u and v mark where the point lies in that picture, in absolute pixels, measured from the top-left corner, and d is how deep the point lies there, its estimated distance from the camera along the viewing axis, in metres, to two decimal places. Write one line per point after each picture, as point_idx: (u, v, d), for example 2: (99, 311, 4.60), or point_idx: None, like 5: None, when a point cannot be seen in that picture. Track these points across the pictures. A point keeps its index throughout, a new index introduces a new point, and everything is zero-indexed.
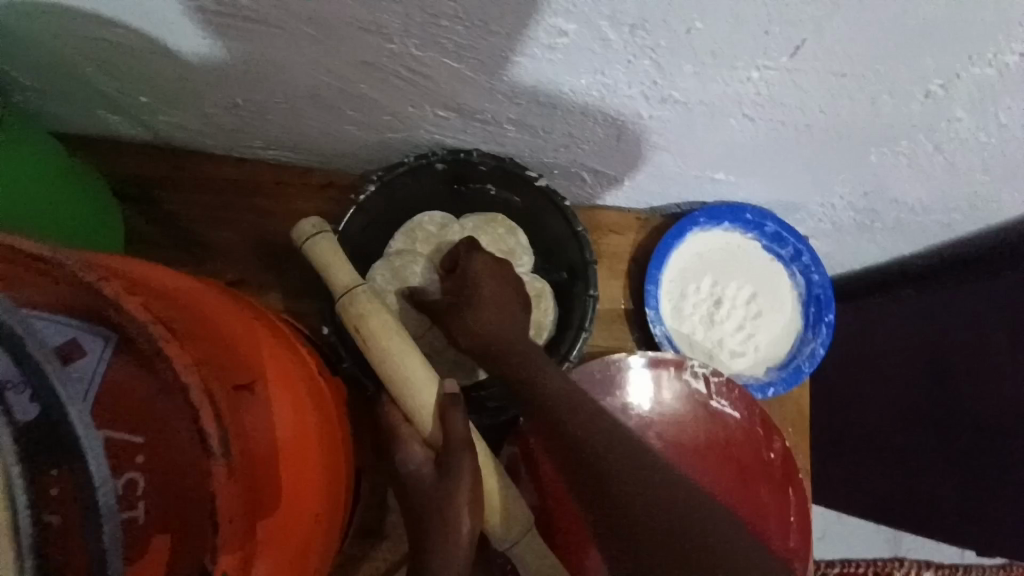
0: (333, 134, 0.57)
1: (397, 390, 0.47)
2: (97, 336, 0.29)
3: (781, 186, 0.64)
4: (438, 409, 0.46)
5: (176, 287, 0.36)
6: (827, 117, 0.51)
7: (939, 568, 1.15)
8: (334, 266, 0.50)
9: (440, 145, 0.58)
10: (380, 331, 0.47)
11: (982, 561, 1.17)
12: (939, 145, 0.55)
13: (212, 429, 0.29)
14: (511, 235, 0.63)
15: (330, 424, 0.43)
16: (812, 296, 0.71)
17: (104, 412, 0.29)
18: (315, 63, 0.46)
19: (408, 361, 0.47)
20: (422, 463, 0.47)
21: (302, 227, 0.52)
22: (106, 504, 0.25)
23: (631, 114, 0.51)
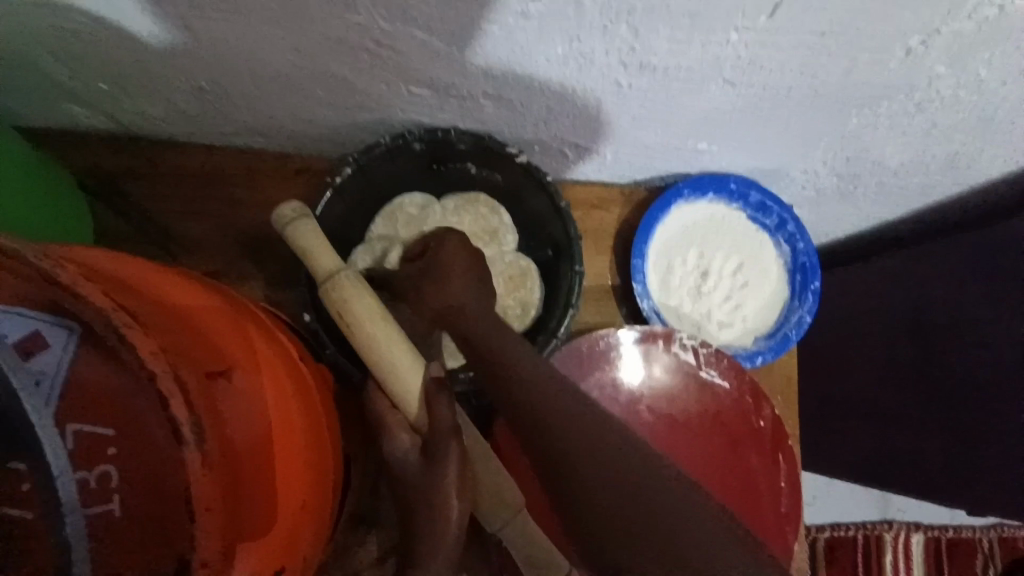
0: (312, 110, 0.58)
1: (383, 375, 0.47)
2: (59, 329, 0.29)
3: (762, 155, 0.64)
4: (423, 394, 0.46)
5: (142, 276, 0.36)
6: (808, 81, 0.49)
7: (929, 530, 1.17)
8: (316, 253, 0.49)
9: (416, 124, 0.59)
10: (365, 315, 0.47)
11: (974, 522, 1.19)
12: (920, 105, 0.53)
13: (185, 417, 0.29)
14: (495, 214, 0.65)
15: (314, 410, 0.43)
16: (797, 265, 0.70)
17: (71, 406, 0.28)
18: (286, 36, 0.47)
19: (394, 346, 0.46)
20: (409, 449, 0.47)
21: (283, 212, 0.51)
22: (67, 497, 0.26)
23: (610, 84, 0.50)
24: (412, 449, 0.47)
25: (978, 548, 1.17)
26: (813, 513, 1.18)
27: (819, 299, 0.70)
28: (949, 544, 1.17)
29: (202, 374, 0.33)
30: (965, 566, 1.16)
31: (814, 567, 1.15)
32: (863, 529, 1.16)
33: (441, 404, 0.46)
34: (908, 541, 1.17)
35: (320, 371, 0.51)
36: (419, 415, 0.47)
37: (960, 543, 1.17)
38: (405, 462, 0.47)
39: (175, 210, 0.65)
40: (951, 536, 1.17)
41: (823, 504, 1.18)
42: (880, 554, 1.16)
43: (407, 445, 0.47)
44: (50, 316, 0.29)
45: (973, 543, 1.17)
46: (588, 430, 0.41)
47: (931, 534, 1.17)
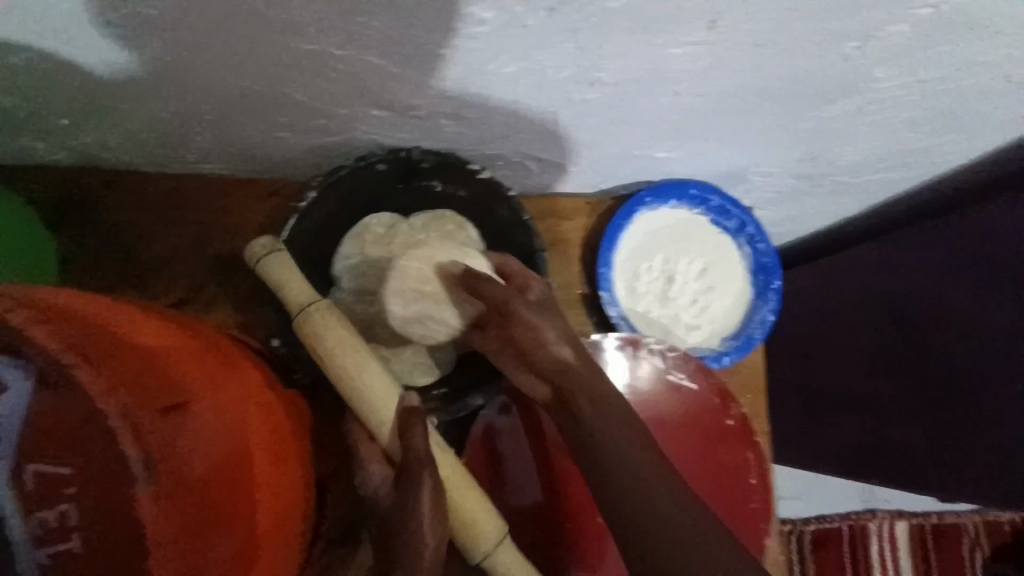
0: (274, 136, 0.59)
1: (357, 406, 0.48)
2: (18, 370, 0.28)
3: (719, 161, 0.66)
4: (397, 425, 0.47)
5: (107, 309, 0.36)
6: (754, 89, 0.51)
7: (912, 517, 1.20)
8: (289, 286, 0.49)
9: (379, 144, 0.60)
10: (337, 348, 0.48)
11: (958, 507, 1.21)
12: (864, 108, 0.55)
13: (135, 454, 0.30)
14: (462, 230, 0.64)
15: (278, 444, 0.43)
16: (758, 265, 0.73)
17: (31, 447, 0.27)
18: (241, 63, 0.48)
19: (367, 376, 0.48)
20: (380, 481, 0.49)
21: (254, 248, 0.52)
22: (20, 536, 0.27)
23: (564, 99, 0.51)
24: (383, 482, 0.49)
25: (964, 533, 1.20)
26: (802, 507, 1.19)
27: (782, 297, 0.73)
28: (933, 530, 1.20)
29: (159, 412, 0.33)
30: (951, 550, 1.20)
31: (802, 559, 1.18)
32: (849, 519, 1.18)
33: (416, 434, 0.47)
34: (893, 528, 1.19)
35: (293, 400, 0.52)
36: (392, 444, 0.48)
37: (945, 528, 1.20)
38: (377, 494, 0.49)
39: (139, 240, 0.65)
40: (935, 522, 1.20)
41: (809, 497, 1.20)
42: (867, 544, 1.18)
43: (379, 478, 0.49)
44: (10, 357, 0.28)
45: (958, 528, 1.21)
46: (613, 437, 0.49)
47: (916, 521, 1.20)
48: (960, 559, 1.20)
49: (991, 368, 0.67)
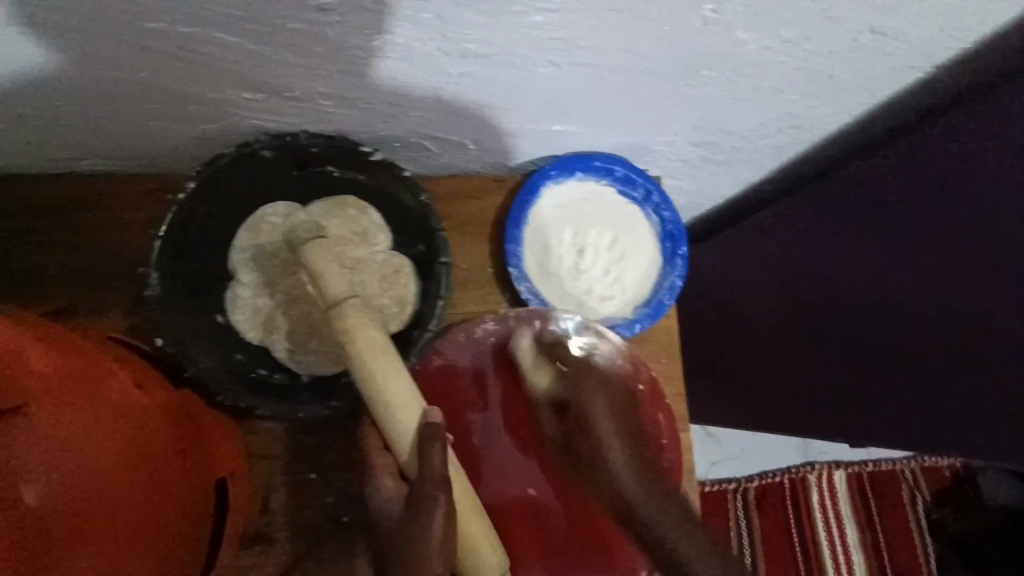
0: (148, 126, 0.56)
1: (380, 410, 0.50)
2: None
3: (619, 132, 0.66)
4: (417, 435, 0.49)
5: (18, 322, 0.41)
6: (627, 55, 0.51)
7: (849, 466, 1.25)
8: (322, 269, 0.55)
9: (263, 130, 0.57)
10: (369, 346, 0.50)
11: (894, 455, 1.26)
12: (740, 72, 0.56)
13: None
14: (364, 214, 0.64)
15: (162, 441, 0.46)
16: (666, 233, 0.74)
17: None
18: (88, 44, 0.45)
19: (392, 384, 0.49)
20: (392, 496, 0.52)
21: (301, 233, 0.60)
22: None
23: (439, 73, 0.50)
24: (394, 498, 0.52)
25: (902, 480, 1.25)
26: (744, 463, 1.25)
27: (689, 262, 0.74)
28: (870, 478, 1.25)
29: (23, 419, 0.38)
30: (891, 496, 1.24)
31: (748, 516, 1.22)
32: (789, 473, 1.24)
33: (434, 453, 0.48)
34: (831, 477, 1.25)
35: (177, 398, 0.51)
36: (408, 460, 0.49)
37: (880, 475, 1.26)
38: (385, 509, 0.52)
39: (21, 245, 0.61)
40: (871, 470, 1.25)
41: (752, 456, 1.26)
42: (806, 494, 1.24)
43: (390, 493, 0.52)
44: None
45: (896, 476, 1.25)
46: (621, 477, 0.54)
47: (852, 470, 1.25)
48: (903, 506, 1.24)
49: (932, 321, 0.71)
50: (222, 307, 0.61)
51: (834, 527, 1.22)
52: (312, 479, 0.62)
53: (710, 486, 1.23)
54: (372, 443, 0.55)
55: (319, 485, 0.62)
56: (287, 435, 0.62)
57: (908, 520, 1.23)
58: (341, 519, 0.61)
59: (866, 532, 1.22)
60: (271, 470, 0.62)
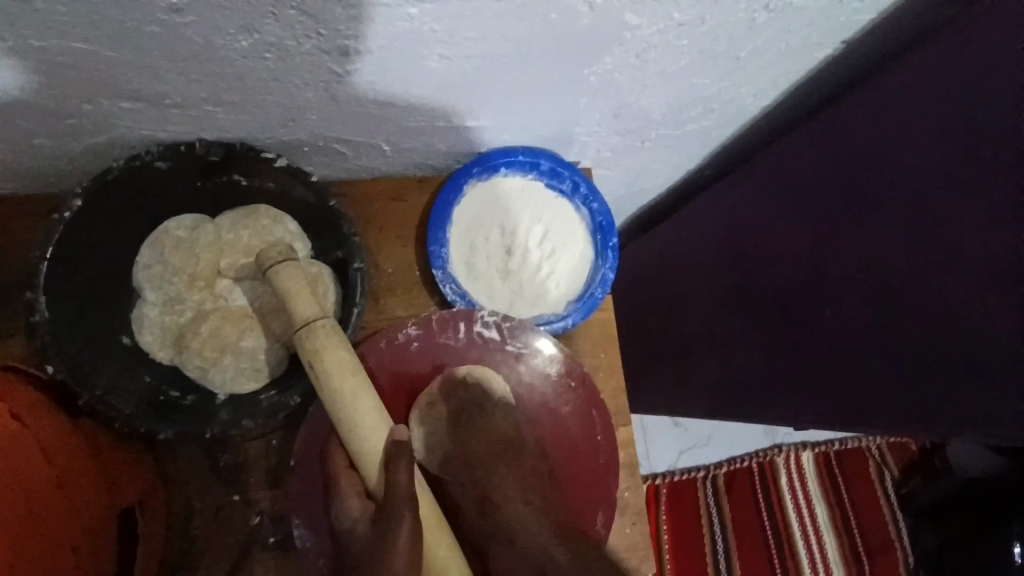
0: (27, 146, 0.53)
1: (346, 433, 0.49)
2: None
3: (535, 124, 0.65)
4: (385, 456, 0.48)
5: None
6: (517, 44, 0.50)
7: (816, 446, 1.28)
8: (292, 293, 0.52)
9: (156, 141, 0.55)
10: (340, 368, 0.48)
11: (860, 434, 1.29)
12: (640, 54, 0.56)
13: None
14: (278, 224, 0.61)
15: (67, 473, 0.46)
16: (596, 225, 0.73)
17: None
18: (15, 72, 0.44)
19: (361, 406, 0.48)
20: (359, 516, 0.49)
21: (268, 256, 0.56)
22: None
23: (326, 72, 0.49)
24: (362, 518, 0.49)
25: (868, 456, 1.27)
26: (711, 452, 1.27)
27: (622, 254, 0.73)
28: (837, 456, 1.28)
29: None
30: (858, 471, 1.26)
31: (719, 501, 1.22)
32: (756, 458, 1.26)
33: (400, 470, 0.47)
34: (799, 458, 1.27)
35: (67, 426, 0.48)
36: (377, 481, 0.49)
37: (847, 453, 1.28)
38: (354, 529, 0.49)
39: None
40: (837, 448, 1.28)
41: (719, 442, 1.27)
42: (775, 477, 1.25)
43: (358, 512, 0.50)
44: None
45: (862, 452, 1.28)
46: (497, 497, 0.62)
47: (818, 450, 1.28)
48: (870, 481, 1.26)
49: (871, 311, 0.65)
50: (129, 328, 0.59)
51: (805, 509, 1.22)
52: (236, 500, 0.60)
53: (678, 474, 1.24)
54: (336, 463, 0.53)
55: (243, 506, 0.60)
56: (207, 457, 0.60)
57: (876, 494, 1.25)
58: (267, 541, 0.59)
59: (835, 510, 1.22)
60: (191, 494, 0.59)
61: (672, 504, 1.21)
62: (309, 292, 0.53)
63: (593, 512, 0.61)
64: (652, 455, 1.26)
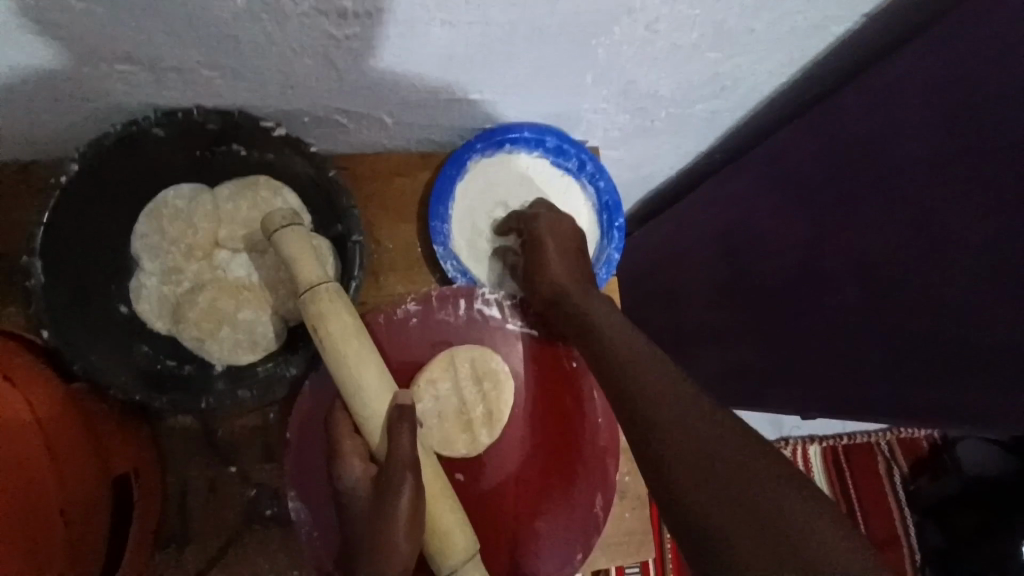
0: (23, 110, 0.52)
1: (350, 398, 0.49)
2: None
3: (541, 98, 0.64)
4: (387, 422, 0.48)
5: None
6: (522, 12, 0.49)
7: (824, 440, 1.27)
8: (296, 257, 0.50)
9: (154, 107, 0.54)
10: (340, 335, 0.48)
11: (870, 429, 1.28)
12: (650, 25, 0.54)
13: None
14: (278, 196, 0.60)
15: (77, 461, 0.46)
16: (602, 205, 0.71)
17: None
18: (20, 32, 0.43)
19: (364, 371, 0.48)
20: (361, 476, 0.50)
21: (273, 219, 0.52)
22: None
23: (325, 37, 0.47)
24: (363, 481, 0.50)
25: (876, 451, 1.27)
26: None
27: (628, 235, 0.72)
28: (845, 450, 1.27)
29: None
30: (865, 466, 1.26)
31: None
32: None
33: (402, 435, 0.47)
34: (806, 451, 1.26)
35: (69, 401, 0.48)
36: (379, 442, 0.49)
37: (856, 448, 1.28)
38: (354, 492, 0.50)
39: None
40: (846, 443, 1.27)
41: None
42: None
43: (359, 473, 0.50)
44: None
45: (870, 447, 1.28)
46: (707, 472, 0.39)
47: (826, 444, 1.27)
48: (877, 476, 1.26)
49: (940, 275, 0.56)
50: (127, 298, 0.58)
51: None
52: (232, 472, 0.60)
53: None
54: (340, 426, 0.52)
55: (239, 479, 0.60)
56: (203, 429, 0.60)
57: (883, 489, 1.25)
58: (264, 513, 0.59)
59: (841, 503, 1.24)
60: (187, 467, 0.59)
61: None
62: (313, 253, 0.51)
63: (591, 492, 0.61)
64: None
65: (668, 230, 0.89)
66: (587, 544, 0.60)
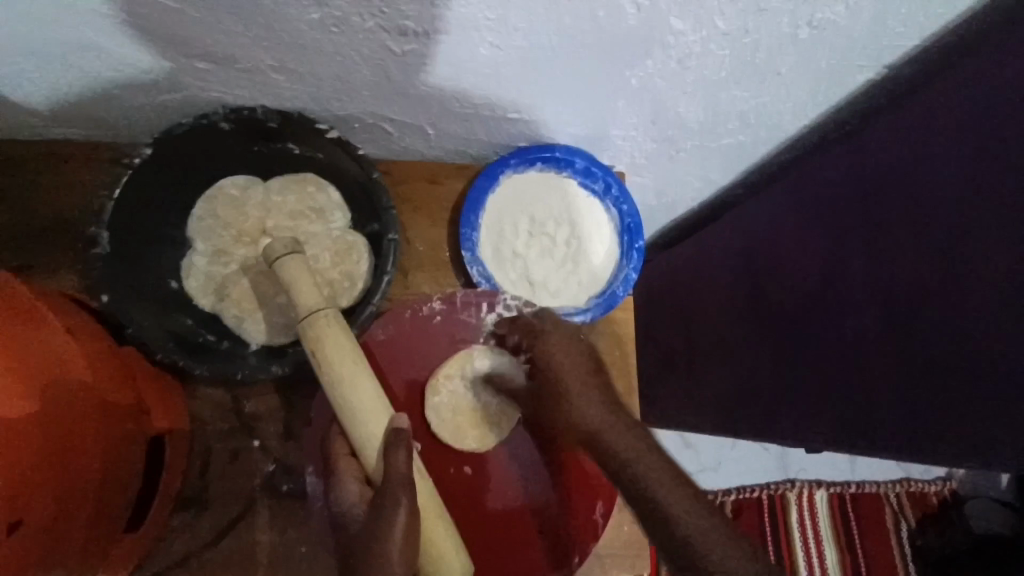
0: (107, 95, 0.57)
1: (345, 420, 0.51)
2: (59, 358, 0.44)
3: (575, 121, 0.68)
4: (382, 443, 0.50)
5: (81, 330, 0.49)
6: (563, 40, 0.53)
7: (831, 486, 1.26)
8: (296, 282, 0.55)
9: (222, 102, 0.59)
10: (335, 357, 0.51)
11: (879, 480, 1.28)
12: (681, 60, 0.58)
13: (62, 450, 0.43)
14: (322, 192, 0.66)
15: (125, 449, 0.51)
16: (624, 226, 0.75)
17: (76, 404, 0.45)
18: (118, 24, 0.49)
19: (360, 389, 0.51)
20: (356, 499, 0.52)
21: (275, 248, 0.57)
22: (68, 459, 0.44)
23: (384, 49, 0.52)
24: (358, 502, 0.52)
25: (885, 503, 1.27)
26: (722, 477, 1.25)
27: (646, 257, 0.75)
28: (852, 499, 1.26)
29: (85, 413, 0.46)
30: (872, 518, 1.25)
31: None
32: (767, 489, 1.25)
33: (398, 454, 0.49)
34: (811, 496, 1.25)
35: (123, 367, 0.53)
36: (376, 466, 0.51)
37: (864, 497, 1.27)
38: (349, 513, 0.51)
39: None
40: (854, 491, 1.27)
41: (731, 467, 1.26)
42: (785, 511, 1.25)
43: (354, 496, 0.52)
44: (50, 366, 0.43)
45: (878, 498, 1.27)
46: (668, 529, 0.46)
47: (833, 490, 1.26)
48: (884, 528, 1.25)
49: (953, 311, 0.61)
50: (177, 274, 0.63)
51: (812, 546, 1.23)
52: (255, 446, 0.63)
53: None
54: (338, 448, 0.55)
55: (260, 453, 0.63)
56: (232, 402, 0.64)
57: (889, 543, 1.24)
58: (279, 488, 0.63)
59: (845, 552, 1.23)
60: (214, 436, 0.63)
61: None
62: (311, 279, 0.56)
63: (593, 501, 0.62)
64: None
65: (685, 258, 0.92)
66: (584, 549, 0.61)
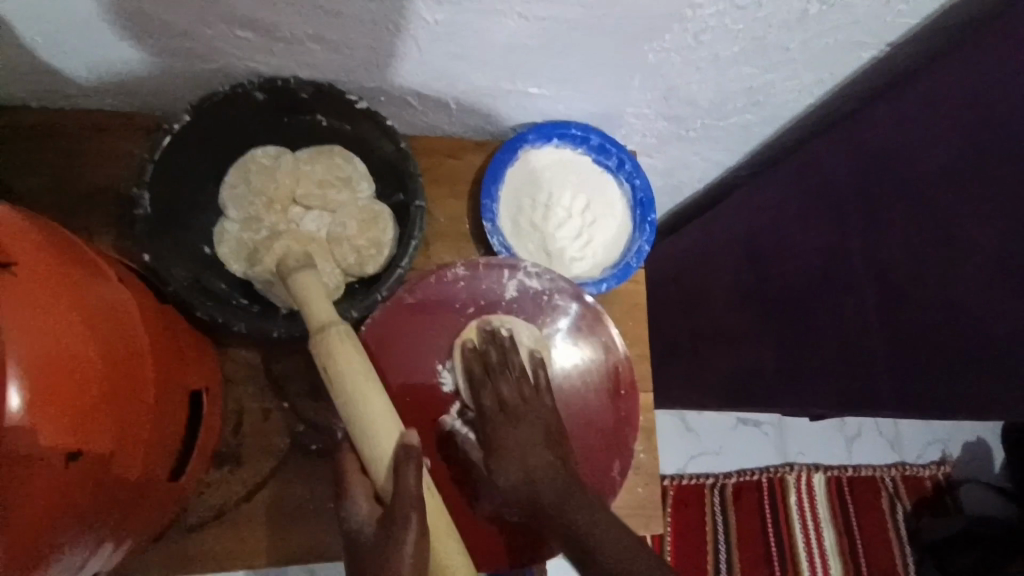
0: (146, 62, 0.59)
1: (355, 435, 0.51)
2: (121, 309, 0.47)
3: (592, 98, 0.71)
4: (392, 461, 0.49)
5: (138, 294, 0.51)
6: (588, 11, 0.56)
7: (828, 469, 1.30)
8: (306, 297, 0.54)
9: (255, 72, 0.62)
10: (348, 372, 0.50)
11: (875, 463, 1.32)
12: (698, 35, 0.61)
13: (122, 397, 0.44)
14: (348, 163, 0.68)
15: (170, 413, 0.52)
16: (636, 201, 0.78)
17: (137, 355, 0.47)
18: None
19: (371, 401, 0.50)
20: (366, 517, 0.51)
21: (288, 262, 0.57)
22: (126, 409, 0.45)
23: (416, 17, 0.55)
24: (369, 519, 0.51)
25: (881, 486, 1.30)
26: (721, 461, 1.28)
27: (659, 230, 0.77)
28: (849, 482, 1.30)
29: (144, 366, 0.48)
30: (868, 502, 1.29)
31: (724, 510, 1.25)
32: (766, 473, 1.28)
33: (408, 473, 0.48)
34: (809, 479, 1.28)
35: (168, 327, 0.55)
36: (384, 484, 0.50)
37: (861, 481, 1.30)
38: (361, 529, 0.51)
39: (5, 176, 0.64)
40: (850, 475, 1.30)
41: (729, 452, 1.29)
42: (784, 494, 1.27)
43: (365, 513, 0.51)
44: (114, 314, 0.46)
45: (874, 482, 1.31)
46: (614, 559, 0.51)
47: (831, 473, 1.30)
48: (880, 511, 1.28)
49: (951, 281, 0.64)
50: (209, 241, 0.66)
51: (811, 529, 1.26)
52: (284, 407, 0.65)
53: (686, 479, 1.25)
54: (348, 466, 0.55)
55: (291, 412, 0.65)
56: (262, 363, 0.66)
57: (885, 526, 1.27)
58: (309, 447, 0.65)
59: (843, 535, 1.26)
60: (244, 395, 0.65)
61: (675, 508, 1.24)
62: (323, 297, 0.54)
63: (610, 459, 0.66)
64: (664, 458, 1.26)
65: (689, 238, 0.95)
66: None
